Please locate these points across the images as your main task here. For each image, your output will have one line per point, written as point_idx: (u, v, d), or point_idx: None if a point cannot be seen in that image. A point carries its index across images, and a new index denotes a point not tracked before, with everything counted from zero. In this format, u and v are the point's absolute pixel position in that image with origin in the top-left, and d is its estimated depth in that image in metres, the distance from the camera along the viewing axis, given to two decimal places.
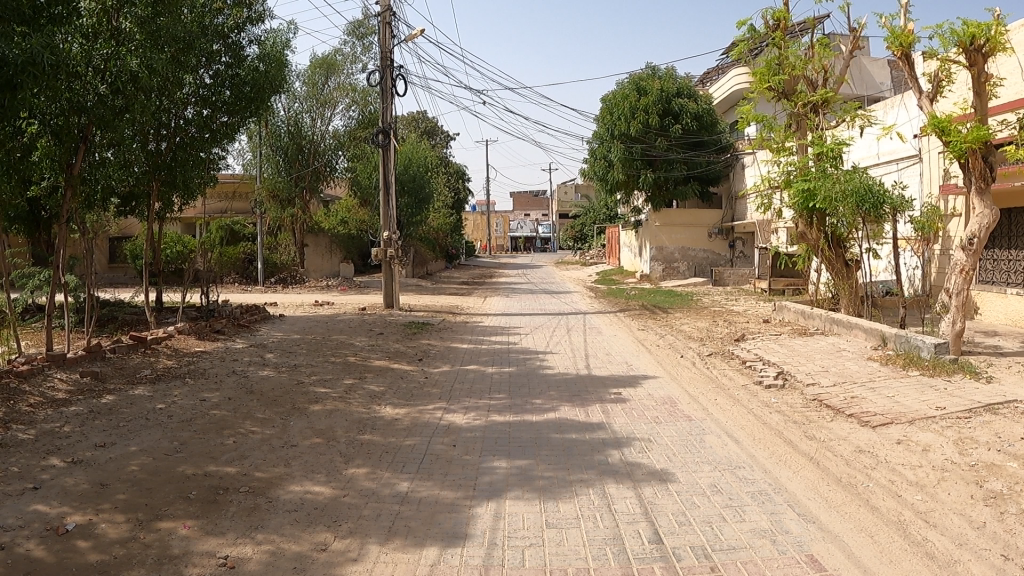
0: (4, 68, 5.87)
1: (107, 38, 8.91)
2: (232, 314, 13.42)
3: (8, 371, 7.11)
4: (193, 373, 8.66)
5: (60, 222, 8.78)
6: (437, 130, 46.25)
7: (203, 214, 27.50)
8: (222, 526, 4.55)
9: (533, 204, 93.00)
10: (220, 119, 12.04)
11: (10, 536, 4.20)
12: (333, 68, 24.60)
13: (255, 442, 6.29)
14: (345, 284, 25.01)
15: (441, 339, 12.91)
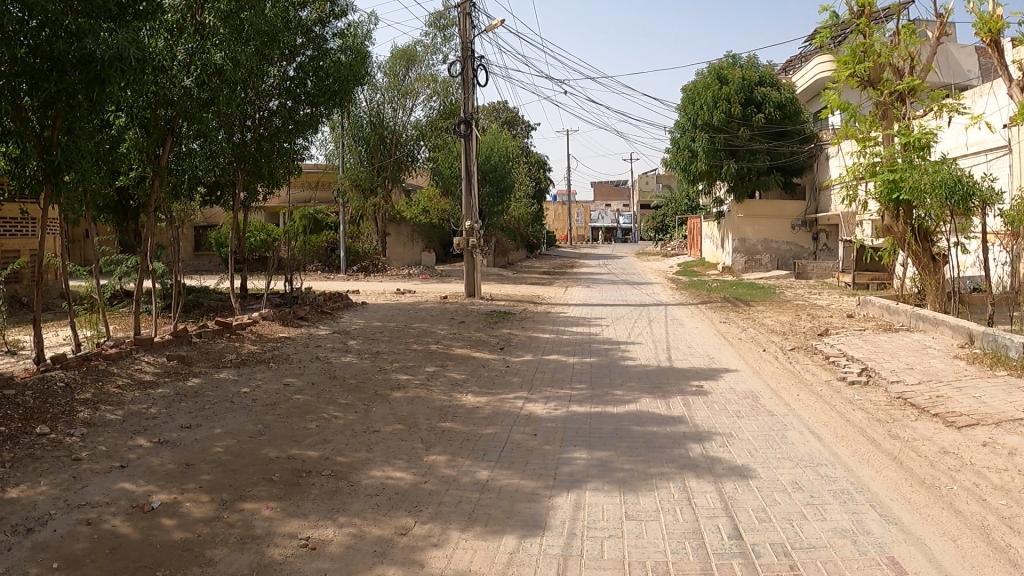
0: (93, 64, 6.18)
1: (192, 33, 9.07)
2: (316, 301, 13.58)
3: (98, 354, 7.26)
4: (277, 358, 8.77)
5: (148, 212, 8.98)
6: (519, 120, 46.18)
7: (288, 204, 27.97)
8: (305, 508, 4.58)
9: (615, 195, 92.63)
10: (304, 110, 12.18)
11: (97, 513, 4.29)
12: (413, 59, 24.70)
13: (337, 426, 6.34)
14: (427, 272, 25.21)
15: (522, 329, 12.88)
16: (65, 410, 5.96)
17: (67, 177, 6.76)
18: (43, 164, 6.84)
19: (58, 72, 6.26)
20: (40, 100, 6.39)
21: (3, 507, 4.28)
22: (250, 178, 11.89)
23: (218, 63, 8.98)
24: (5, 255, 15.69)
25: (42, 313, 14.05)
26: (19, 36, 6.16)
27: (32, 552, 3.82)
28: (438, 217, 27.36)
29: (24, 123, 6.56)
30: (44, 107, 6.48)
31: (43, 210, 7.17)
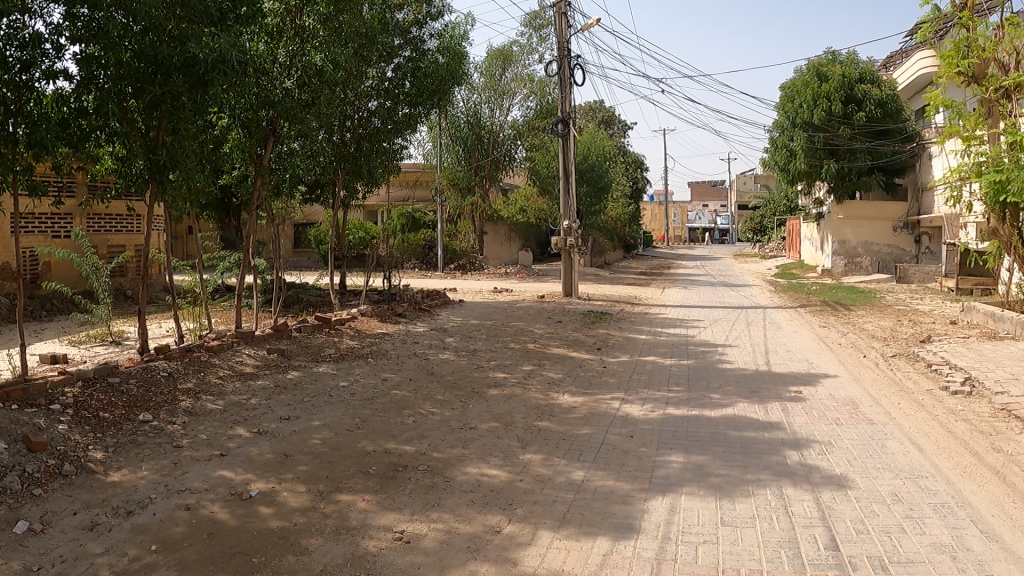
0: (196, 66, 6.46)
1: (291, 36, 9.20)
2: (413, 299, 13.71)
3: (201, 346, 7.43)
4: (376, 354, 8.86)
5: (251, 210, 9.16)
6: (616, 119, 45.97)
7: (386, 203, 28.33)
8: (400, 501, 4.60)
9: (712, 195, 91.56)
10: (402, 111, 12.28)
11: (196, 499, 4.39)
12: (509, 58, 24.61)
13: (434, 422, 6.37)
14: (523, 271, 25.24)
15: (619, 329, 12.78)
16: (168, 399, 6.12)
17: (172, 177, 6.93)
18: (149, 163, 7.04)
19: (163, 76, 6.48)
20: (146, 103, 6.64)
21: (106, 490, 4.47)
22: (350, 177, 12.05)
23: (318, 64, 9.14)
24: (114, 249, 16.23)
25: (151, 305, 14.49)
26: (125, 41, 6.33)
27: (132, 535, 3.94)
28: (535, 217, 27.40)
29: (130, 125, 6.79)
30: (150, 110, 6.70)
31: (150, 207, 7.39)
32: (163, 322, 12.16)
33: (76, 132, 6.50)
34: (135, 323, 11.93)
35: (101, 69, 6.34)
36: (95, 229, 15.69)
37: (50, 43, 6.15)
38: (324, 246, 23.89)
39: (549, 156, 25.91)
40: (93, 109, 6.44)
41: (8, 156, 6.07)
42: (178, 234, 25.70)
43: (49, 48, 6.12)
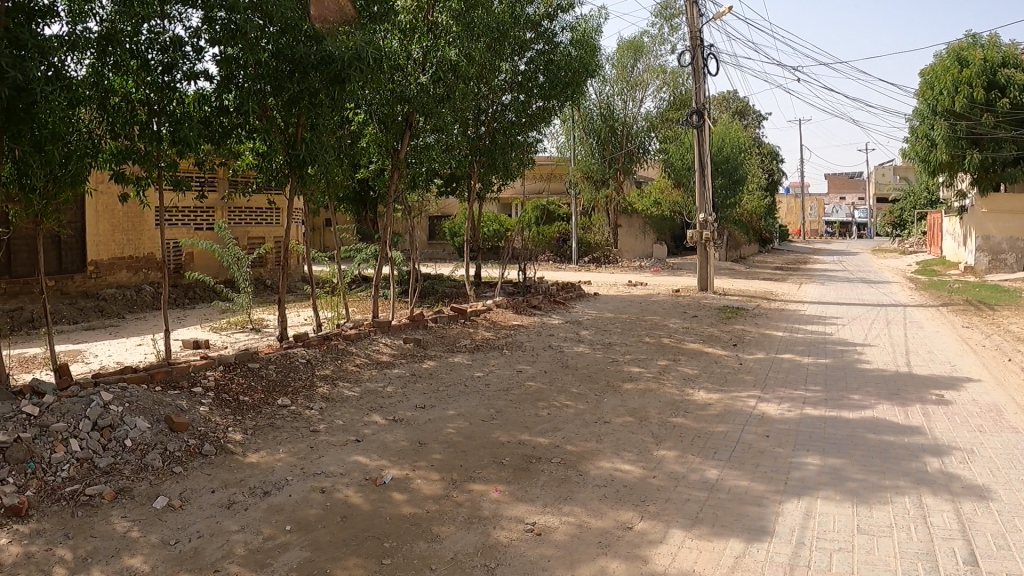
0: (332, 64, 6.54)
1: (424, 32, 9.25)
2: (547, 291, 13.74)
3: (338, 334, 7.59)
4: (511, 345, 8.90)
5: (388, 203, 9.32)
6: (750, 110, 45.12)
7: (521, 196, 28.52)
8: (532, 493, 4.59)
9: (851, 188, 89.04)
10: (536, 103, 12.29)
11: (332, 482, 4.48)
12: (641, 50, 24.25)
13: (568, 415, 6.35)
14: (657, 265, 25.04)
15: (755, 325, 12.53)
16: (306, 385, 6.28)
17: (311, 170, 7.11)
18: (289, 159, 7.28)
19: (301, 73, 6.69)
20: (284, 100, 6.88)
21: (244, 471, 4.60)
22: (484, 170, 12.16)
23: (452, 59, 9.13)
24: (254, 241, 16.76)
25: (292, 295, 14.93)
26: (262, 41, 6.55)
27: (268, 514, 4.04)
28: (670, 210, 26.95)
29: (270, 121, 7.00)
30: (288, 106, 6.92)
31: (291, 200, 7.60)
32: (304, 310, 12.51)
33: (219, 129, 6.67)
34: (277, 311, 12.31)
35: (239, 69, 6.51)
36: (237, 221, 16.24)
37: (190, 46, 6.34)
38: (458, 239, 24.22)
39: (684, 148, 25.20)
40: (233, 107, 6.62)
41: (151, 152, 6.38)
42: (317, 227, 26.49)
43: (188, 50, 6.31)
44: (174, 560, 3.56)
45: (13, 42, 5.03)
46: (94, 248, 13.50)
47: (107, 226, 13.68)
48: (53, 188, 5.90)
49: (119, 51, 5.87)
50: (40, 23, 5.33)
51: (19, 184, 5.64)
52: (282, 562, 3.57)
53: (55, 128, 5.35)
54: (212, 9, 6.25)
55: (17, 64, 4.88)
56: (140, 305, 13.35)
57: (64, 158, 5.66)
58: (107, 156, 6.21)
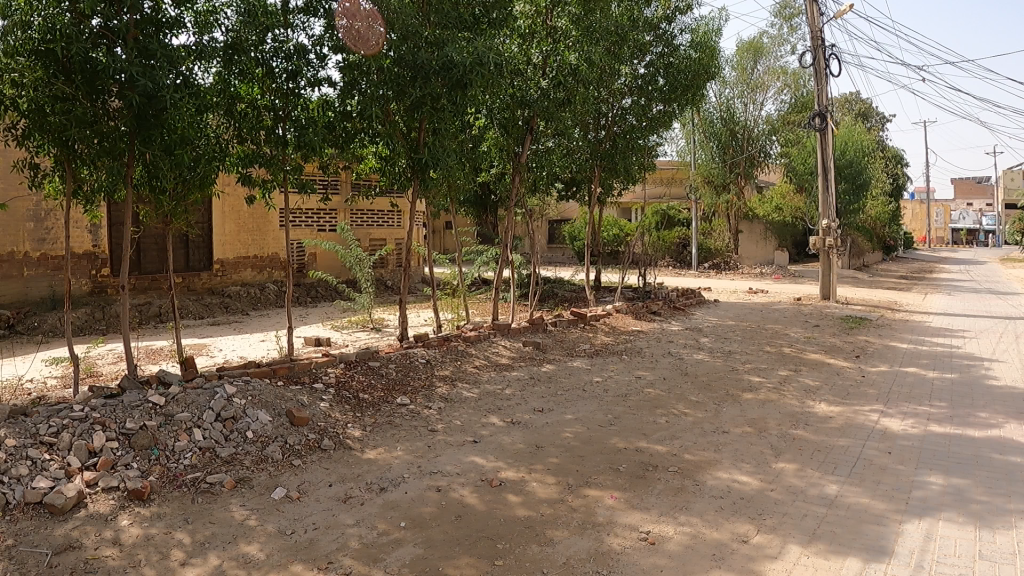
0: (454, 69, 6.64)
1: (543, 36, 9.12)
2: (666, 297, 13.58)
3: (459, 337, 7.73)
4: (630, 351, 8.85)
5: (508, 208, 9.38)
6: (873, 111, 43.93)
7: (641, 200, 28.33)
8: (648, 501, 4.52)
9: (978, 194, 85.91)
10: (656, 107, 12.10)
11: (448, 481, 4.51)
12: (761, 51, 23.84)
13: (687, 423, 6.25)
14: (777, 270, 24.50)
15: (878, 336, 12.18)
16: (425, 385, 6.42)
17: (434, 174, 7.14)
18: (411, 162, 7.36)
19: (423, 78, 6.75)
20: (408, 105, 6.96)
21: (362, 466, 4.71)
22: (605, 174, 12.12)
23: (573, 63, 9.00)
24: (375, 243, 17.00)
25: (412, 296, 15.12)
26: (384, 47, 6.61)
27: (383, 510, 4.09)
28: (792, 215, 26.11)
29: (393, 126, 7.12)
30: (411, 111, 7.04)
31: (413, 204, 7.71)
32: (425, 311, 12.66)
33: (342, 134, 6.80)
34: (398, 311, 12.50)
35: (360, 76, 6.60)
36: (360, 223, 16.49)
37: (314, 53, 6.50)
38: (576, 243, 24.24)
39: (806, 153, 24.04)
40: (356, 112, 6.75)
41: (277, 156, 6.52)
42: (436, 229, 26.91)
43: (313, 58, 6.47)
44: (289, 549, 3.63)
45: (143, 52, 5.23)
46: (220, 248, 13.91)
47: (233, 226, 14.08)
48: (182, 190, 6.16)
49: (246, 60, 6.05)
50: (169, 35, 5.51)
51: (150, 186, 5.93)
52: (395, 557, 3.59)
53: (184, 133, 5.55)
54: (335, 17, 6.42)
55: (148, 73, 5.11)
56: (263, 302, 13.69)
57: (193, 162, 5.90)
58: (234, 160, 6.44)
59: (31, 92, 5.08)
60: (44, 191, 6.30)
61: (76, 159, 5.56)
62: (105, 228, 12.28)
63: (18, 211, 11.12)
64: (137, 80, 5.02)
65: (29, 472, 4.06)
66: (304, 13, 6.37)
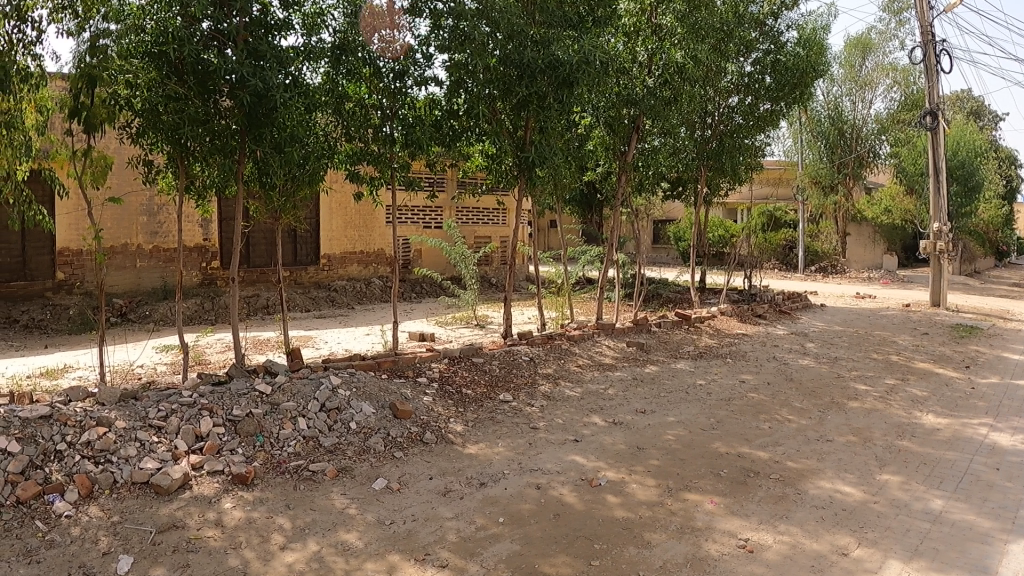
0: (561, 68, 6.71)
1: (648, 35, 8.81)
2: (772, 300, 13.25)
3: (563, 335, 7.95)
4: (734, 354, 8.68)
5: (614, 209, 9.35)
6: (986, 110, 42.56)
7: (746, 200, 27.46)
8: (748, 508, 4.34)
9: None
10: (763, 106, 11.12)
11: (548, 479, 4.52)
12: (869, 47, 22.62)
13: (791, 430, 6.00)
14: (888, 274, 23.36)
15: (992, 346, 11.65)
16: (527, 382, 6.56)
17: (541, 171, 7.20)
18: (518, 161, 7.41)
19: (529, 77, 6.82)
20: (514, 103, 7.05)
21: (463, 460, 4.77)
22: (712, 174, 11.43)
23: (679, 61, 8.60)
24: (480, 240, 16.96)
25: (515, 293, 15.11)
26: (490, 47, 6.71)
27: (482, 505, 4.11)
28: (904, 217, 23.66)
29: (499, 124, 7.19)
30: (518, 109, 7.13)
31: (519, 202, 7.74)
32: (528, 309, 12.68)
33: (450, 132, 6.96)
34: (502, 308, 12.56)
35: (466, 75, 6.69)
36: (465, 220, 16.53)
37: (420, 53, 6.58)
38: (680, 244, 24.05)
39: (916, 152, 22.31)
40: (462, 110, 6.92)
41: (383, 154, 6.79)
42: (541, 227, 27.14)
43: (419, 57, 6.56)
44: (387, 539, 3.68)
45: (253, 53, 5.39)
46: (326, 243, 14.16)
47: (339, 223, 14.29)
48: (291, 188, 6.15)
49: (353, 60, 6.10)
50: (278, 37, 5.65)
51: (261, 183, 5.95)
52: (491, 552, 3.58)
53: (293, 131, 5.58)
54: (440, 17, 6.47)
55: (258, 72, 5.27)
56: (367, 297, 13.87)
57: (301, 159, 5.90)
58: (342, 157, 6.71)
59: (146, 93, 5.29)
60: (159, 187, 6.45)
61: (188, 155, 5.70)
62: (216, 224, 12.68)
63: (132, 206, 11.76)
64: (247, 80, 5.19)
65: (137, 453, 4.31)
66: (409, 13, 6.45)
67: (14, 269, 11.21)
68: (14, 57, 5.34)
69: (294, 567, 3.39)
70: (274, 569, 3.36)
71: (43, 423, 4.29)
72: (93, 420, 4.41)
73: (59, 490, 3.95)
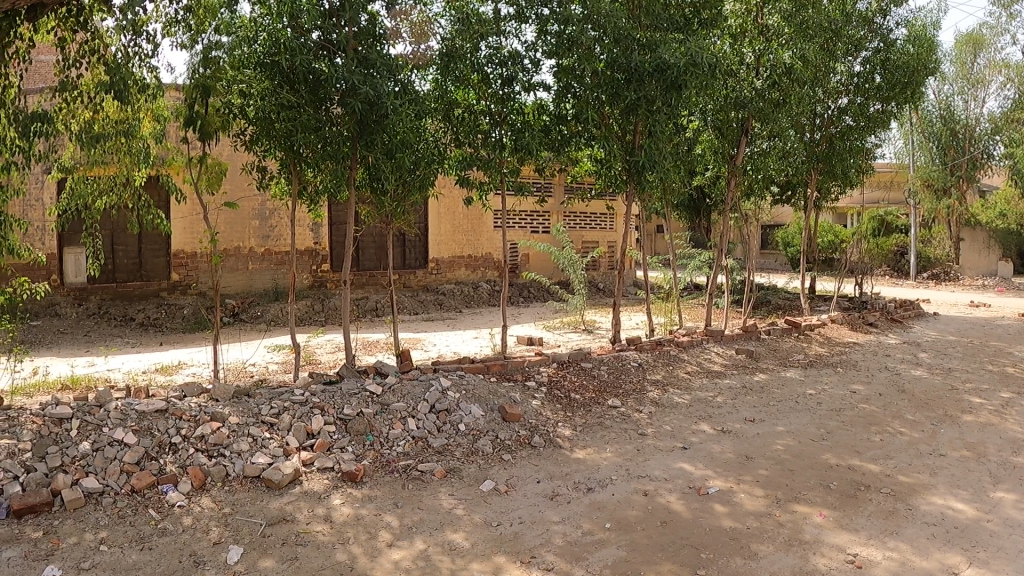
0: (669, 70, 6.66)
1: (753, 35, 8.60)
2: (884, 308, 12.68)
3: (672, 341, 8.02)
4: (845, 362, 8.29)
5: (723, 213, 9.28)
6: None
7: (856, 205, 26.25)
8: (857, 523, 4.04)
9: None
10: (873, 106, 10.71)
11: (656, 486, 4.48)
12: (982, 43, 21.64)
13: (903, 442, 5.52)
14: (1004, 283, 21.48)
15: None
16: (636, 388, 6.60)
17: (651, 176, 7.22)
18: (628, 165, 7.42)
19: (638, 81, 6.82)
20: (623, 108, 7.06)
21: (571, 465, 4.79)
22: (823, 177, 11.26)
23: (787, 62, 8.20)
24: (588, 245, 16.86)
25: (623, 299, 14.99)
26: (597, 51, 6.76)
27: (589, 510, 4.11)
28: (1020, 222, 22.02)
29: (609, 128, 7.21)
30: (627, 113, 7.12)
31: (628, 208, 7.77)
32: (636, 314, 12.63)
33: (559, 137, 7.04)
34: (609, 313, 12.54)
35: (573, 81, 6.84)
36: (573, 225, 16.49)
37: (527, 59, 6.74)
38: (788, 250, 23.58)
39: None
40: (571, 114, 6.98)
41: (494, 160, 6.79)
42: (650, 234, 27.17)
43: (526, 63, 6.71)
44: (494, 540, 3.72)
45: (364, 62, 5.56)
46: (434, 247, 14.43)
47: (448, 227, 14.50)
48: (403, 192, 6.44)
49: (462, 67, 6.41)
50: (386, 45, 5.82)
51: (373, 188, 6.28)
52: (598, 557, 3.56)
53: (403, 138, 5.84)
54: (546, 22, 6.60)
55: (368, 82, 5.41)
56: (476, 300, 14.00)
57: (413, 165, 6.19)
58: (451, 163, 6.82)
59: (259, 102, 5.50)
60: (271, 192, 6.61)
61: (300, 162, 5.89)
62: (327, 227, 13.01)
63: (246, 210, 12.31)
64: (358, 88, 5.32)
65: (250, 448, 4.46)
66: (515, 19, 6.62)
67: (131, 270, 12.00)
68: (132, 70, 5.61)
69: (402, 564, 3.45)
70: (382, 565, 3.43)
71: (160, 417, 4.56)
72: (207, 415, 4.65)
73: (173, 481, 4.11)
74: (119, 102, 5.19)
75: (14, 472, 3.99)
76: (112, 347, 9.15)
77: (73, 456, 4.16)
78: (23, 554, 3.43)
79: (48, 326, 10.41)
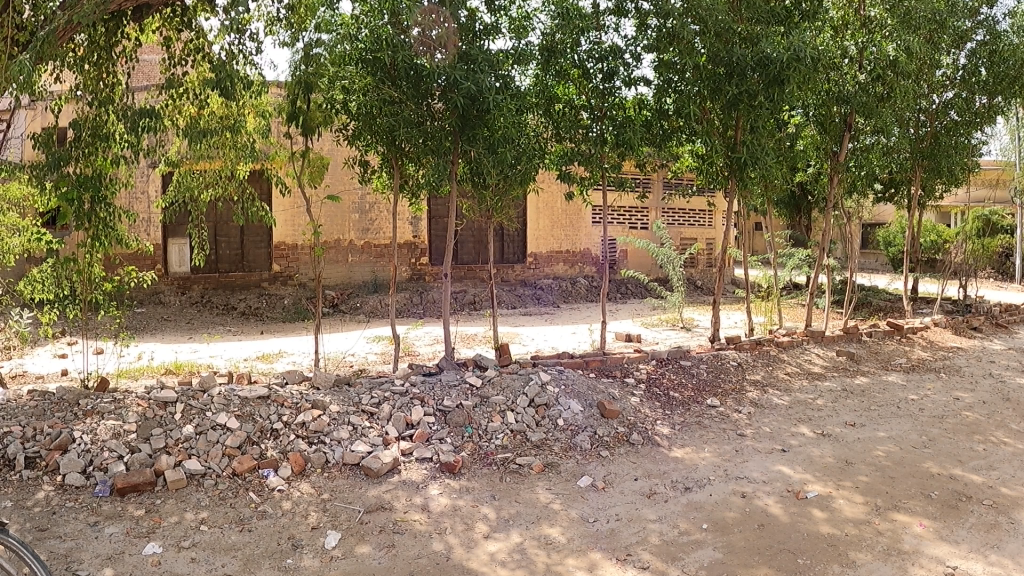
0: (770, 65, 6.54)
1: (857, 28, 8.50)
2: (988, 311, 12.28)
3: (772, 342, 7.96)
4: (949, 368, 8.07)
5: (827, 212, 9.09)
6: None
7: (960, 204, 25.17)
8: (958, 534, 3.94)
9: None
10: (979, 100, 10.42)
11: (753, 489, 4.45)
12: None
13: (1009, 453, 5.35)
14: None
15: None
16: (736, 388, 6.55)
17: (753, 172, 7.12)
18: (729, 162, 7.31)
19: (739, 76, 6.79)
20: (724, 103, 6.98)
21: (669, 464, 4.78)
22: (929, 174, 10.97)
23: (890, 54, 8.03)
24: (687, 242, 16.73)
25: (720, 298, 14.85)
26: (698, 46, 6.78)
27: (686, 510, 4.11)
28: None
29: (710, 123, 7.19)
30: (729, 108, 7.05)
31: (731, 203, 7.65)
32: (735, 313, 12.53)
33: (660, 132, 7.07)
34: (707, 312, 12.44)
35: (674, 75, 6.92)
36: (672, 221, 16.38)
37: (628, 54, 6.77)
38: (890, 250, 23.05)
39: None
40: (673, 110, 7.02)
41: (594, 154, 6.85)
42: (749, 231, 26.95)
43: (627, 58, 6.69)
44: (590, 536, 3.73)
45: (465, 58, 5.61)
46: (532, 241, 14.51)
47: (547, 221, 14.57)
48: (504, 187, 6.45)
49: (562, 61, 6.54)
50: (486, 41, 5.86)
51: (473, 181, 6.32)
52: (693, 558, 3.56)
53: (504, 132, 5.85)
54: (645, 17, 6.67)
55: (470, 76, 5.48)
56: (573, 296, 14.01)
57: (513, 160, 6.18)
58: (553, 158, 6.89)
59: (361, 98, 5.62)
60: (373, 186, 6.72)
61: (403, 156, 6.06)
62: (426, 221, 13.17)
63: (346, 204, 12.52)
64: (459, 83, 5.42)
65: (349, 436, 4.56)
66: (614, 14, 6.66)
67: (233, 261, 12.35)
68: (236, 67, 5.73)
69: (497, 556, 3.49)
70: (477, 557, 3.47)
71: (264, 404, 4.70)
72: (307, 403, 4.78)
73: (273, 465, 4.23)
74: (225, 98, 5.18)
75: (119, 452, 4.15)
76: (215, 335, 9.42)
77: (176, 438, 4.30)
78: (126, 531, 3.57)
79: (152, 313, 10.79)
